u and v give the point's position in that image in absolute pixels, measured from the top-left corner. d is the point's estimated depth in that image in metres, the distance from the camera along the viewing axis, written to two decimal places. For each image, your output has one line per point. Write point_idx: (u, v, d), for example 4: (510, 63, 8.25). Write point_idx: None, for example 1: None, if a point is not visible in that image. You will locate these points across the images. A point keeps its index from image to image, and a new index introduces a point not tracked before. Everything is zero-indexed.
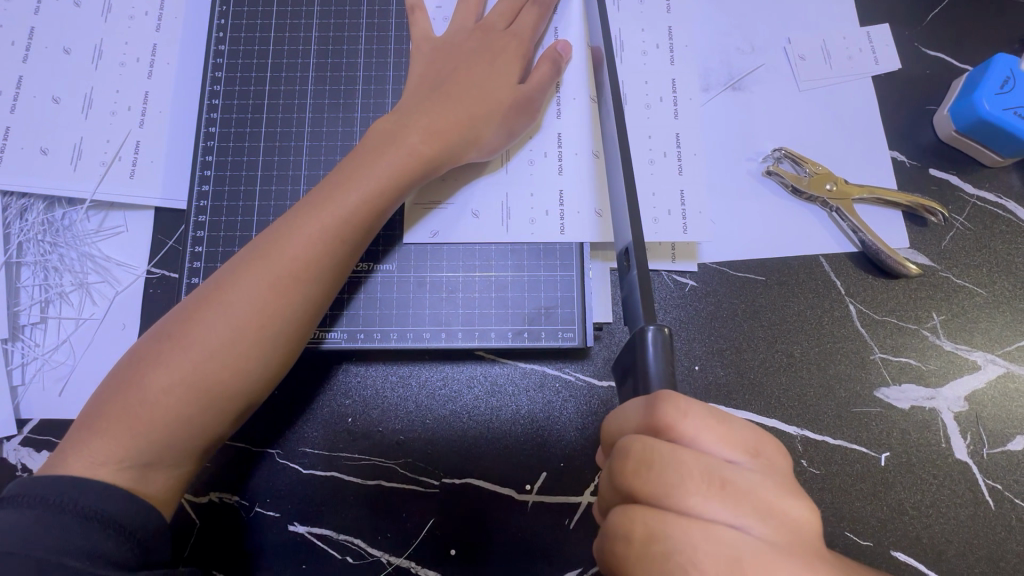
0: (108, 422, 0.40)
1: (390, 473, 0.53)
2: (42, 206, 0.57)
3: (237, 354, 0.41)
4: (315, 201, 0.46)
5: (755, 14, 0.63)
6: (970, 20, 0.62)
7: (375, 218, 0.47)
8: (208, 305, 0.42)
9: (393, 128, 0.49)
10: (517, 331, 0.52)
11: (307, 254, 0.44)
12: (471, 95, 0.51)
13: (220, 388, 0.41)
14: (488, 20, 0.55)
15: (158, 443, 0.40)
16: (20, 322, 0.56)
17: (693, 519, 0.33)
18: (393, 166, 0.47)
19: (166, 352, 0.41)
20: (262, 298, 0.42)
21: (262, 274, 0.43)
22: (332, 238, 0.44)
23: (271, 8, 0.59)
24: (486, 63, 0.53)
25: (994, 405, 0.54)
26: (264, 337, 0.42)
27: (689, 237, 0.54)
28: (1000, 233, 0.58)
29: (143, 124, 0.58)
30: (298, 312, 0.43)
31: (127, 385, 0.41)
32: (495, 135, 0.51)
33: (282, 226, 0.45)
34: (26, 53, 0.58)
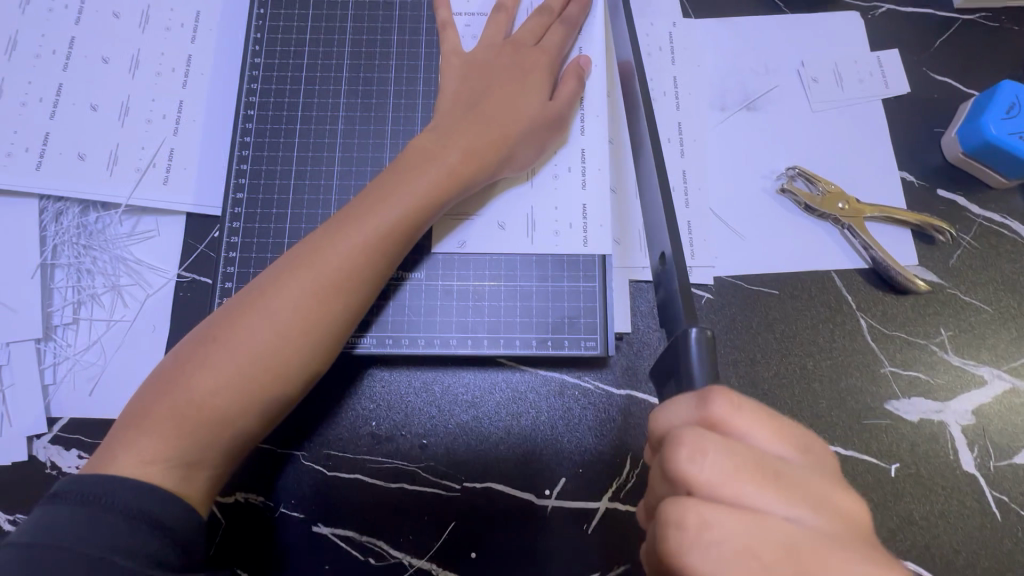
0: (156, 420, 0.41)
1: (413, 476, 0.55)
2: (77, 210, 0.58)
3: (279, 358, 0.43)
4: (354, 213, 0.47)
5: (770, 37, 0.66)
6: (976, 47, 0.65)
7: (412, 230, 0.48)
8: (252, 309, 0.44)
9: (427, 142, 0.51)
10: (541, 339, 0.54)
11: (347, 264, 0.45)
12: (502, 108, 0.53)
13: (264, 389, 0.43)
14: (518, 36, 0.57)
15: (203, 443, 0.41)
16: (53, 323, 0.57)
17: (764, 515, 0.30)
18: (429, 180, 0.49)
19: (212, 353, 0.42)
20: (305, 304, 0.44)
21: (304, 281, 0.44)
22: (371, 249, 0.46)
23: (305, 23, 0.61)
24: (515, 78, 0.55)
25: (1000, 419, 0.56)
26: (306, 343, 0.44)
27: (697, 262, 0.59)
28: (1006, 252, 0.60)
29: (177, 132, 0.60)
30: (338, 320, 0.45)
31: (174, 385, 0.42)
32: (525, 147, 0.53)
33: (324, 234, 0.46)
34: (66, 62, 0.60)
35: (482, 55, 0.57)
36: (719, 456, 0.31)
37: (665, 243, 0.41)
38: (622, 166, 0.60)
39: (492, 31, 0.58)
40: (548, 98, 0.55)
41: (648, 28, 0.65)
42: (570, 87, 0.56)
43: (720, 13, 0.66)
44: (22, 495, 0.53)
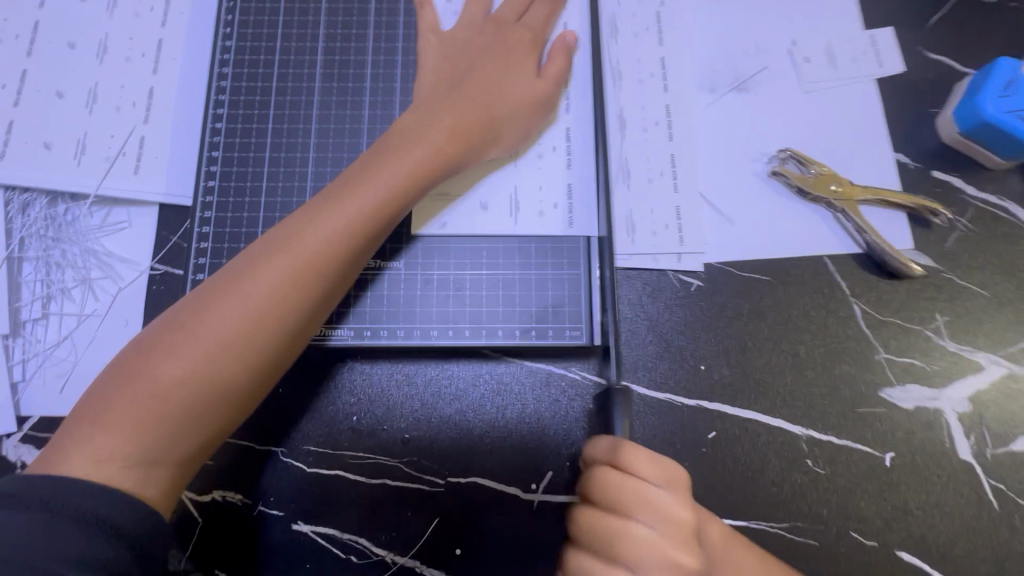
0: (116, 415, 0.39)
1: (394, 471, 0.53)
2: (45, 201, 0.56)
3: (249, 350, 0.41)
4: (330, 197, 0.45)
5: (761, 16, 0.64)
6: (972, 24, 0.63)
7: (390, 216, 0.46)
8: (220, 298, 0.42)
9: (407, 124, 0.49)
10: (525, 329, 0.52)
11: (321, 251, 0.43)
12: (488, 88, 0.51)
13: (233, 383, 0.41)
14: (500, 14, 0.56)
15: (168, 438, 0.40)
16: (21, 319, 0.55)
17: (630, 528, 0.40)
18: (410, 163, 0.47)
19: (177, 343, 0.41)
20: (275, 293, 0.42)
21: (275, 269, 0.42)
22: (348, 235, 0.44)
23: (278, 4, 0.58)
24: (496, 57, 0.53)
25: (997, 405, 0.54)
26: (277, 335, 0.42)
27: (685, 247, 0.57)
28: (1002, 235, 0.58)
29: (148, 119, 0.58)
30: (310, 309, 0.43)
31: (136, 378, 0.40)
32: (509, 128, 0.52)
33: (299, 220, 0.44)
34: (31, 47, 0.58)
35: (462, 35, 0.55)
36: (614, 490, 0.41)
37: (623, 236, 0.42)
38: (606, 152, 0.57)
39: (472, 8, 0.56)
40: (534, 77, 0.53)
41: (634, 7, 0.63)
42: (556, 65, 0.54)
43: None
44: None
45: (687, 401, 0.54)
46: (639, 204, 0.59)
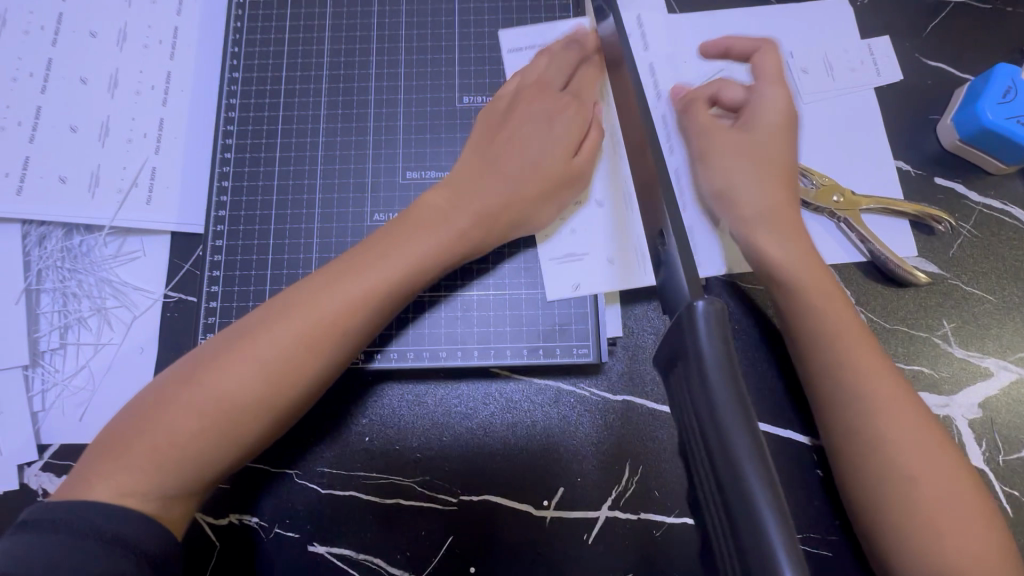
0: (134, 454, 0.40)
1: (407, 491, 0.54)
2: (61, 233, 0.58)
3: (262, 408, 0.42)
4: (355, 260, 0.46)
5: (760, 28, 0.64)
6: (969, 30, 0.63)
7: (407, 288, 0.47)
8: (236, 349, 0.43)
9: (433, 199, 0.50)
10: (532, 347, 0.53)
11: (344, 315, 0.44)
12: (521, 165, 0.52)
13: (244, 435, 0.42)
14: (547, 76, 0.55)
15: (182, 479, 0.41)
16: (40, 349, 0.56)
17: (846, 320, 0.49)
18: (434, 238, 0.48)
19: (195, 390, 0.42)
20: (294, 351, 0.43)
21: (293, 329, 0.43)
22: (370, 300, 0.45)
23: (283, 34, 0.60)
24: (540, 128, 0.53)
25: (1008, 411, 0.54)
26: (289, 392, 0.43)
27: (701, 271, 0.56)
28: (1007, 240, 0.58)
29: (159, 150, 0.59)
30: (324, 373, 0.44)
31: (153, 421, 0.41)
32: (534, 201, 0.52)
33: (318, 282, 0.45)
34: (44, 84, 0.59)
35: (510, 101, 0.55)
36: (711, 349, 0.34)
37: (664, 219, 0.36)
38: (620, 179, 0.55)
39: (530, 74, 0.56)
40: (571, 154, 0.53)
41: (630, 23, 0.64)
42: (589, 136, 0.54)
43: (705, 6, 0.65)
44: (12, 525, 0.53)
45: None
46: None
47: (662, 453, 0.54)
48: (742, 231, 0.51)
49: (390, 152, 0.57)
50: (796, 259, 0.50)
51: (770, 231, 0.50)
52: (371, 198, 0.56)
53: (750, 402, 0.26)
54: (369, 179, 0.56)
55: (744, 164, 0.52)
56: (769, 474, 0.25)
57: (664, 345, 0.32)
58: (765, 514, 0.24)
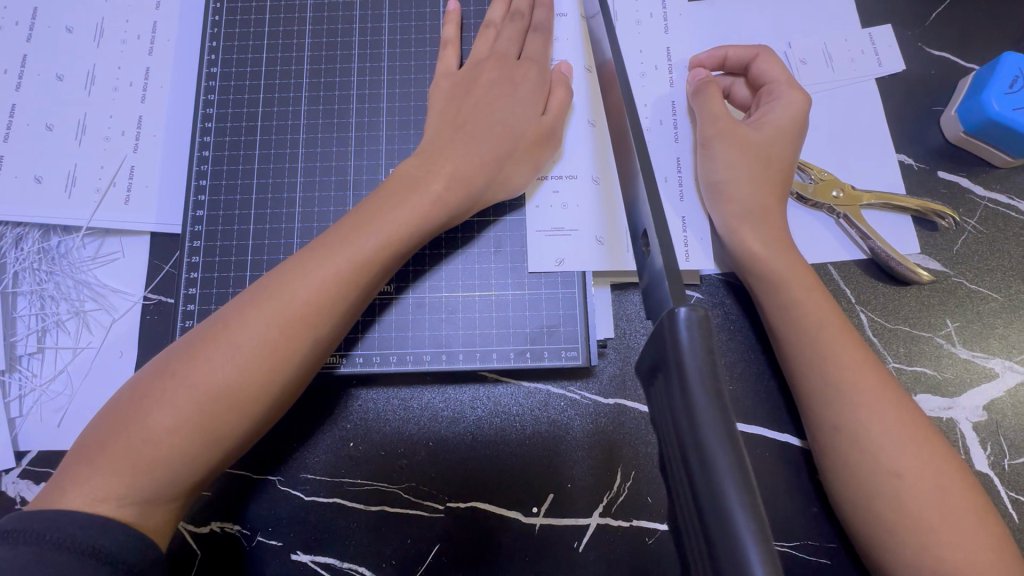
0: (110, 455, 0.39)
1: (393, 497, 0.52)
2: (38, 235, 0.56)
3: (242, 401, 0.40)
4: (325, 243, 0.44)
5: (758, 16, 0.61)
6: (973, 18, 0.61)
7: (387, 264, 0.45)
8: (213, 343, 0.41)
9: (408, 168, 0.48)
10: (519, 350, 0.51)
11: (320, 296, 0.43)
12: (490, 125, 0.50)
13: (226, 430, 0.40)
14: (500, 47, 0.54)
15: (162, 479, 0.39)
16: (17, 353, 0.55)
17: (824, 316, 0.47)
18: (412, 209, 0.46)
19: (169, 385, 0.40)
20: (270, 337, 0.41)
21: (270, 317, 0.42)
22: (348, 281, 0.43)
23: (263, 28, 0.58)
24: (505, 90, 0.51)
25: (1014, 413, 0.53)
26: (268, 383, 0.41)
27: (691, 265, 0.53)
28: (1013, 235, 0.56)
29: (137, 149, 0.58)
30: (306, 359, 0.43)
31: (129, 422, 0.40)
32: (513, 170, 0.50)
33: (295, 267, 0.44)
34: (19, 81, 0.58)
35: (468, 72, 0.53)
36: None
37: (648, 220, 0.35)
38: (606, 163, 0.54)
39: (479, 50, 0.54)
40: (541, 114, 0.52)
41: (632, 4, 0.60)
42: (558, 94, 0.53)
43: None
44: None
45: None
46: None
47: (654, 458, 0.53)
48: (728, 225, 0.50)
49: (373, 149, 0.55)
50: (774, 256, 0.49)
51: (753, 226, 0.49)
52: (354, 196, 0.54)
53: (734, 416, 0.24)
54: (351, 177, 0.54)
55: (738, 155, 0.51)
56: (752, 491, 0.23)
57: (645, 353, 0.29)
58: (744, 533, 0.22)
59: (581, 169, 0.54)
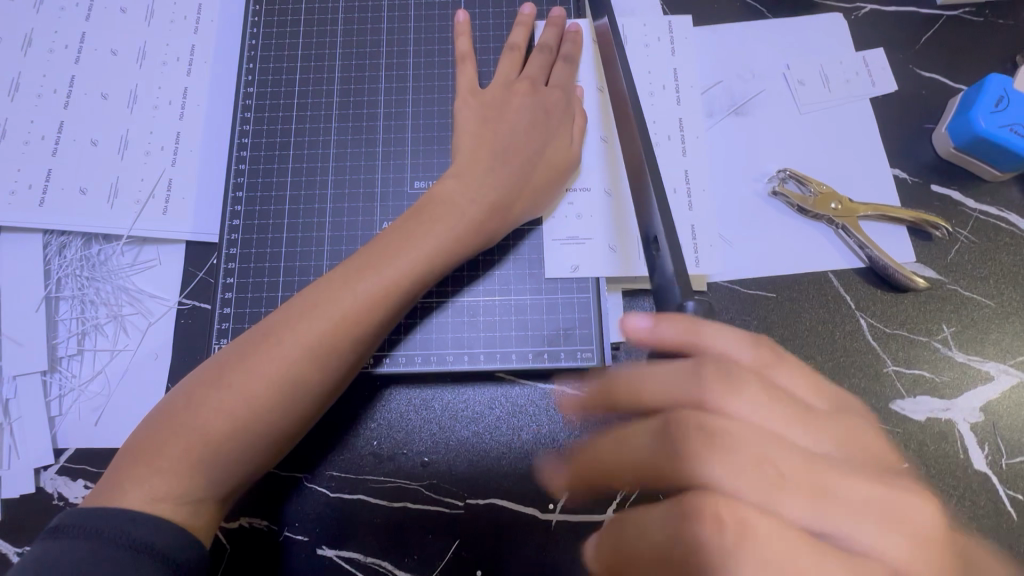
0: (167, 456, 0.42)
1: (414, 494, 0.55)
2: (80, 243, 0.60)
3: (290, 407, 0.44)
4: (364, 261, 0.47)
5: (758, 40, 0.65)
6: (962, 42, 0.65)
7: (425, 278, 0.48)
8: (263, 351, 0.44)
9: (443, 186, 0.51)
10: (537, 352, 0.54)
11: (359, 310, 0.45)
12: (519, 150, 0.53)
13: (275, 433, 0.44)
14: (530, 73, 0.57)
15: (214, 479, 0.42)
16: (58, 355, 0.58)
17: None
18: (445, 229, 0.49)
19: (220, 391, 0.43)
20: (313, 348, 0.44)
21: (316, 327, 0.45)
22: (386, 296, 0.46)
23: (296, 51, 0.62)
24: (534, 116, 0.55)
25: (1009, 414, 0.55)
26: (313, 391, 0.45)
27: (701, 270, 0.57)
28: (1004, 245, 0.59)
29: (175, 163, 0.61)
30: (347, 368, 0.46)
31: (185, 424, 0.43)
32: (537, 190, 0.53)
33: (338, 278, 0.47)
34: (67, 100, 0.62)
35: (495, 95, 0.56)
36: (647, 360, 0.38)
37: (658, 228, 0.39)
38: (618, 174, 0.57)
39: (501, 73, 0.58)
40: (563, 138, 0.55)
41: (641, 28, 0.64)
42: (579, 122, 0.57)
43: (704, 20, 0.66)
44: (28, 528, 0.54)
45: None
46: None
47: None
48: None
49: (399, 163, 0.58)
50: None
51: None
52: (380, 208, 0.57)
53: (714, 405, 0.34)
54: (378, 189, 0.58)
55: None
56: None
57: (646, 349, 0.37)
58: None
59: (597, 183, 0.57)
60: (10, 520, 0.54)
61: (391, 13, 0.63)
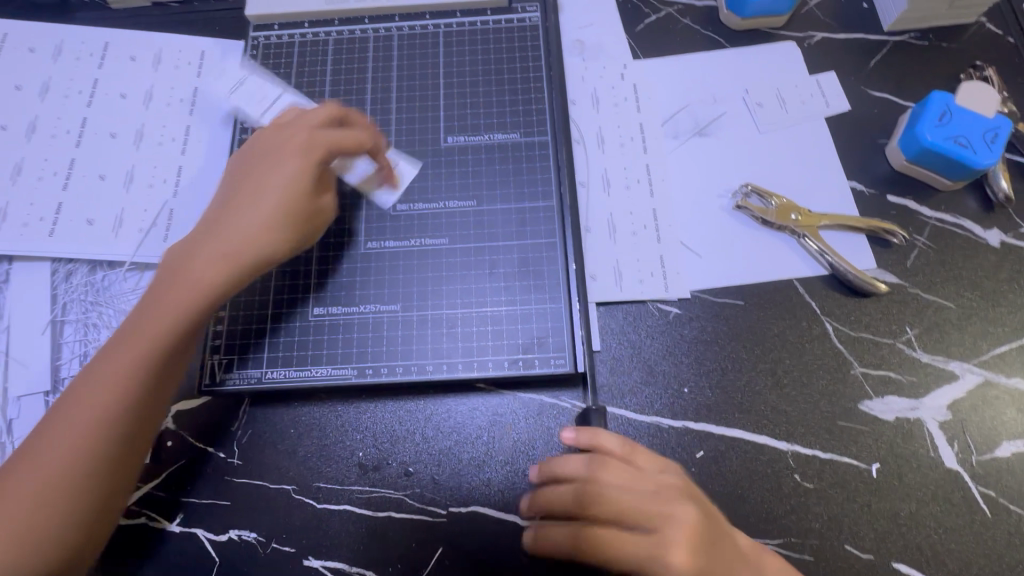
0: (10, 528, 0.45)
1: (399, 503, 0.56)
2: (86, 269, 0.63)
3: (75, 468, 0.47)
4: (133, 322, 0.51)
5: (718, 69, 0.70)
6: (908, 64, 0.70)
7: (191, 326, 0.51)
8: (53, 425, 0.48)
9: (180, 249, 0.54)
10: (513, 358, 0.57)
11: (126, 368, 0.49)
12: (250, 197, 0.54)
13: (79, 491, 0.47)
14: (309, 115, 0.57)
15: (37, 541, 0.45)
16: (61, 375, 0.60)
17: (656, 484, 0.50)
18: (206, 282, 0.51)
19: (29, 466, 0.47)
20: (88, 408, 0.48)
21: (93, 392, 0.48)
22: (154, 348, 0.50)
23: (289, 90, 0.68)
24: (253, 162, 0.56)
25: (976, 412, 0.56)
26: (96, 448, 0.47)
27: (671, 294, 0.61)
28: (960, 250, 0.62)
29: (176, 194, 0.66)
30: (135, 415, 0.49)
31: (12, 498, 0.46)
32: (303, 223, 0.55)
33: (110, 346, 0.50)
34: (79, 139, 0.67)
35: (259, 136, 0.59)
36: (612, 468, 0.51)
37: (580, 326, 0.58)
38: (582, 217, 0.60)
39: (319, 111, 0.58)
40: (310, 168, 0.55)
41: (601, 71, 0.71)
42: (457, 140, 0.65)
43: (667, 50, 0.72)
44: None
45: (673, 423, 0.57)
46: (624, 242, 0.63)
47: None
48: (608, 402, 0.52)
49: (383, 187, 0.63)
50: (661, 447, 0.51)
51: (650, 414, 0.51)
52: (365, 229, 0.62)
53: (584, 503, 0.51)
54: (363, 212, 0.62)
55: None
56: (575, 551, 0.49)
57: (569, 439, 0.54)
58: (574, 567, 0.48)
59: (565, 198, 0.63)
60: None
61: (375, 53, 0.69)
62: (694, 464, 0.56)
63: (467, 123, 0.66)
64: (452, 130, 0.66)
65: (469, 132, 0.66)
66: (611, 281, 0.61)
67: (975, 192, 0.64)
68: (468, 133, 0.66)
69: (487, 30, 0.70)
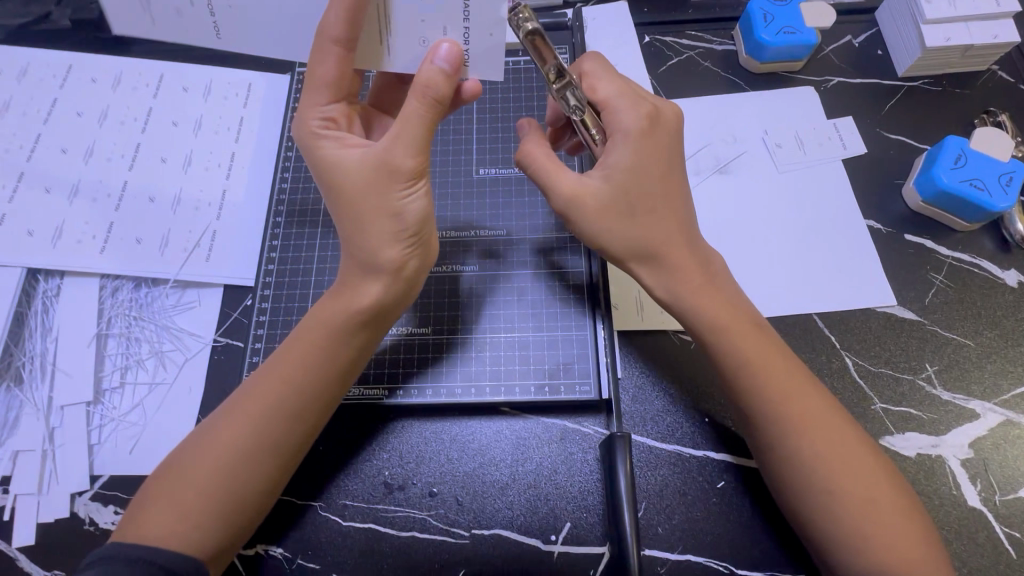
0: (174, 507, 0.47)
1: (422, 524, 0.57)
2: (130, 286, 0.67)
3: (271, 442, 0.50)
4: (285, 349, 0.53)
5: (738, 110, 0.73)
6: (923, 109, 0.72)
7: (333, 334, 0.52)
8: (221, 435, 0.49)
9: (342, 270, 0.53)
10: (539, 384, 0.59)
11: (296, 373, 0.51)
12: (358, 223, 0.50)
13: (246, 459, 0.49)
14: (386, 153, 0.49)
15: (212, 516, 0.48)
16: (102, 387, 0.63)
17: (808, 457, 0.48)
18: (331, 306, 0.53)
19: (168, 475, 0.49)
20: (255, 411, 0.50)
21: (252, 403, 0.50)
22: (313, 349, 0.52)
23: None
24: (358, 192, 0.49)
25: (998, 451, 0.57)
26: (272, 424, 0.50)
27: None
28: (979, 289, 0.63)
29: (220, 217, 0.69)
30: (307, 404, 0.51)
31: (172, 485, 0.48)
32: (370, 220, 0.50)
33: (260, 372, 0.52)
34: (132, 163, 0.71)
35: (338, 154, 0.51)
36: None
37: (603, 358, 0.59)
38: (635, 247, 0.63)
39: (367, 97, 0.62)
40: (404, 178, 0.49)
41: None
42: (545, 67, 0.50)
43: (690, 92, 0.75)
44: (61, 552, 0.57)
45: (695, 452, 0.58)
46: None
47: (663, 492, 0.57)
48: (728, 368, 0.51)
49: None
50: (768, 358, 0.51)
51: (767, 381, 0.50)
52: None
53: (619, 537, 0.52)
54: None
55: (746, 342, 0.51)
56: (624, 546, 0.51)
57: (604, 472, 0.56)
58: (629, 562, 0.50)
59: None
60: (44, 544, 0.57)
61: None
62: (715, 494, 0.56)
63: (497, 157, 0.69)
64: (483, 162, 0.69)
65: (499, 165, 0.69)
66: (634, 310, 0.63)
67: (992, 234, 0.65)
68: (499, 166, 0.69)
69: (518, 69, 0.74)
